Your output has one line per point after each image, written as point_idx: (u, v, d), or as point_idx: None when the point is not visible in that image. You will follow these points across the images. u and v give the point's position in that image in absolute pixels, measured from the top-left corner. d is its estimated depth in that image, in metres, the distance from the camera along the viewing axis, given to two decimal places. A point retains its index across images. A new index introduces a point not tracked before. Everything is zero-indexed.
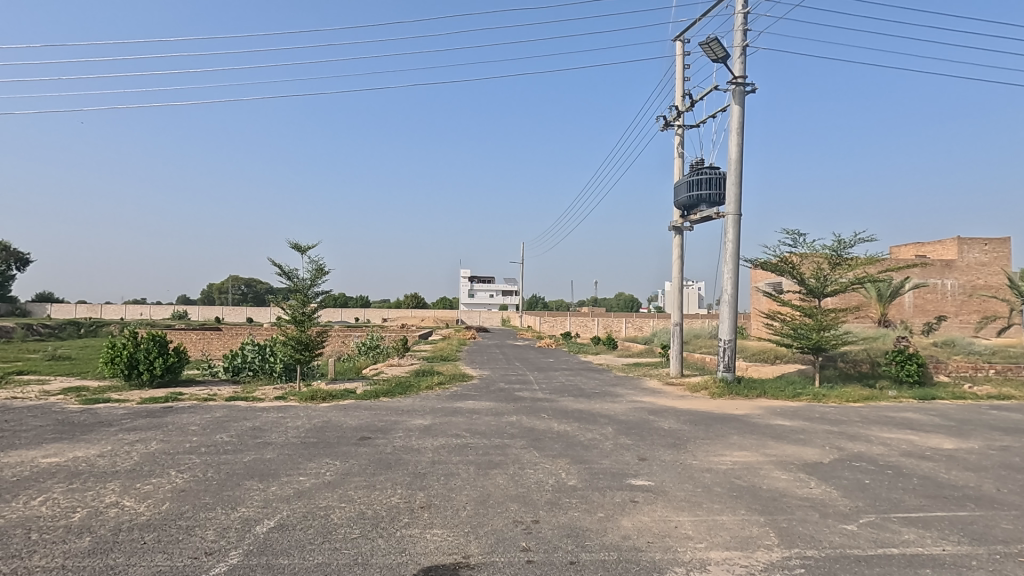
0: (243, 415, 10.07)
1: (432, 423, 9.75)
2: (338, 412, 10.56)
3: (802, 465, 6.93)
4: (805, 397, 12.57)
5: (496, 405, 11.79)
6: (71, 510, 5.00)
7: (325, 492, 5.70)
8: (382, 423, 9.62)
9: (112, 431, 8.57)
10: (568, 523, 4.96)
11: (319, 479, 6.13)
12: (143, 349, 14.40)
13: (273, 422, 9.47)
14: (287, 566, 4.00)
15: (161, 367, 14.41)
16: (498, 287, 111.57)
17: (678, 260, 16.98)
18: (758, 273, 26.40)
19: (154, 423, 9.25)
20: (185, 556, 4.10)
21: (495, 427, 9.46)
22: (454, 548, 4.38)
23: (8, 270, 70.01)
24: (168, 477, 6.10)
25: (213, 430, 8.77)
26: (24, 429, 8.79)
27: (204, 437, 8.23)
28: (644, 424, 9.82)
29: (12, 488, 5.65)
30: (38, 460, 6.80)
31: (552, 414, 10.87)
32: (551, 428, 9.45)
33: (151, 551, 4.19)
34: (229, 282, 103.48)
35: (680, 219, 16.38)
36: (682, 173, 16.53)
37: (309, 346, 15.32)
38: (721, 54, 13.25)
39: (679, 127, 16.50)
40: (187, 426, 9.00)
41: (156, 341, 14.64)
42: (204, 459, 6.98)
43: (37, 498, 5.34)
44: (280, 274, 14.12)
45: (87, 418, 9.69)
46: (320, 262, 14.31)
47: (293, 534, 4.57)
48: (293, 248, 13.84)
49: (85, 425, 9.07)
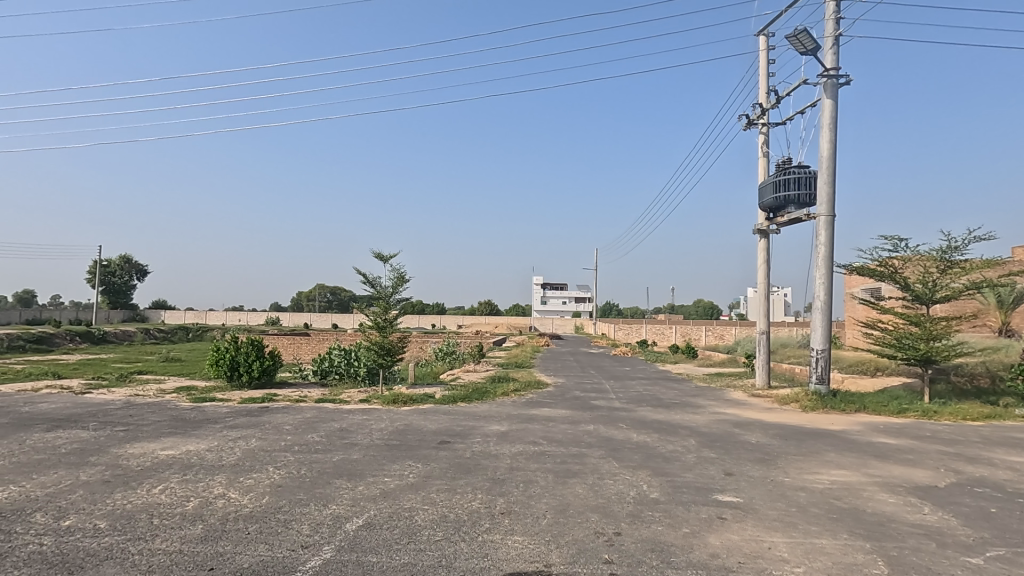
0: (331, 416, 10.64)
1: (509, 429, 9.83)
2: (418, 416, 10.90)
3: (912, 489, 6.30)
4: (912, 413, 11.47)
5: (571, 413, 11.69)
6: (186, 499, 5.49)
7: (410, 493, 5.89)
8: (461, 428, 9.83)
9: (217, 428, 9.34)
10: (651, 537, 4.81)
11: (403, 480, 6.36)
12: (243, 352, 15.62)
13: (358, 423, 9.94)
14: (376, 564, 4.15)
15: (259, 369, 15.55)
16: (571, 295, 111.07)
17: (763, 265, 16.19)
18: (854, 278, 24.70)
19: (252, 421, 9.98)
20: (285, 548, 4.37)
21: (572, 435, 9.37)
22: (536, 556, 4.37)
23: (129, 280, 78.03)
24: (267, 473, 6.55)
25: (305, 429, 9.34)
26: (145, 423, 9.78)
27: (297, 435, 8.79)
28: (728, 437, 9.37)
29: (136, 476, 6.31)
30: (157, 452, 7.50)
31: (631, 423, 10.61)
32: (630, 438, 9.23)
33: (255, 540, 4.50)
34: (317, 290, 110.13)
35: (766, 222, 15.57)
36: (768, 173, 15.68)
37: (391, 351, 16.01)
38: (811, 45, 12.50)
39: (763, 125, 15.70)
40: (281, 426, 9.61)
41: (254, 345, 15.86)
42: (297, 456, 7.44)
43: (157, 486, 5.92)
44: (364, 282, 14.91)
45: (196, 415, 10.59)
46: (401, 270, 14.98)
47: (380, 534, 4.75)
48: (376, 257, 14.61)
49: (195, 422, 9.94)
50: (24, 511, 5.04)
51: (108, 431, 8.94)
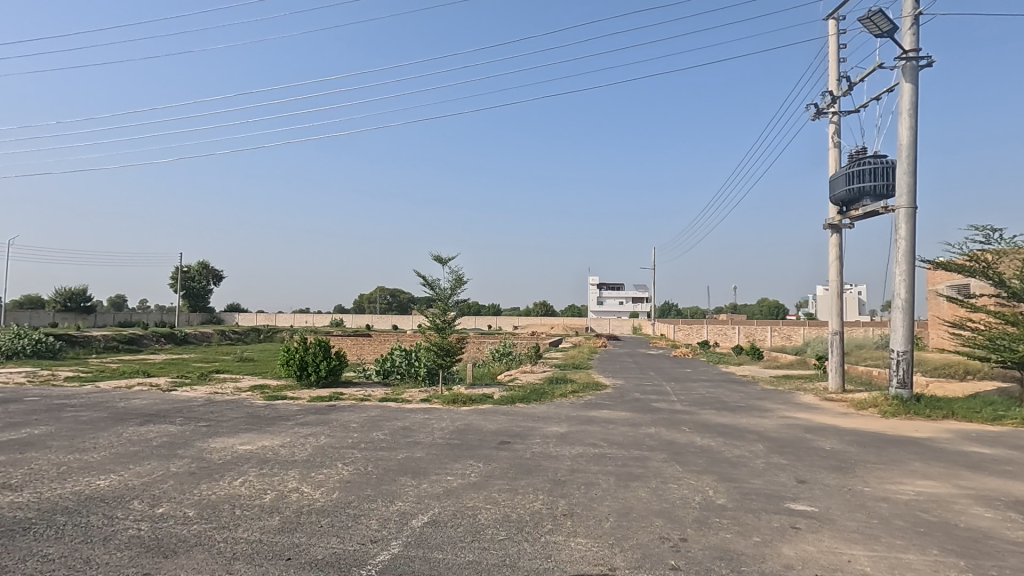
0: (394, 415, 10.96)
1: (568, 431, 9.78)
2: (478, 416, 11.05)
3: (1012, 503, 5.78)
4: (1009, 421, 10.53)
5: (631, 416, 11.49)
6: (264, 491, 5.80)
7: (472, 492, 5.98)
8: (520, 428, 9.87)
9: (289, 425, 9.83)
10: (719, 544, 4.66)
11: (465, 479, 6.46)
12: (311, 352, 16.35)
13: (420, 423, 10.18)
14: (442, 560, 4.24)
15: (326, 368, 16.23)
16: (628, 295, 109.18)
17: (836, 262, 15.33)
18: (938, 274, 22.95)
19: (321, 419, 10.43)
20: (356, 541, 4.54)
21: (633, 438, 9.21)
22: (600, 559, 4.33)
23: (207, 285, 83.31)
24: (337, 469, 6.83)
25: (370, 427, 9.66)
26: (224, 419, 10.43)
27: (363, 433, 9.10)
28: (800, 443, 8.92)
29: (219, 469, 6.73)
30: (236, 446, 7.98)
31: (694, 427, 10.30)
32: (693, 442, 8.98)
33: (328, 533, 4.70)
34: (377, 292, 113.62)
35: (838, 217, 14.75)
36: (840, 164, 14.85)
37: (450, 352, 16.32)
38: (886, 27, 11.73)
39: (833, 114, 14.88)
40: (348, 423, 9.98)
41: (321, 345, 16.57)
42: (364, 453, 7.70)
43: (238, 478, 6.29)
44: (424, 284, 15.29)
45: (270, 412, 11.17)
46: (459, 271, 15.25)
47: (445, 531, 4.85)
48: (435, 259, 14.95)
49: (269, 419, 10.50)
50: (124, 499, 5.49)
51: (193, 426, 9.59)
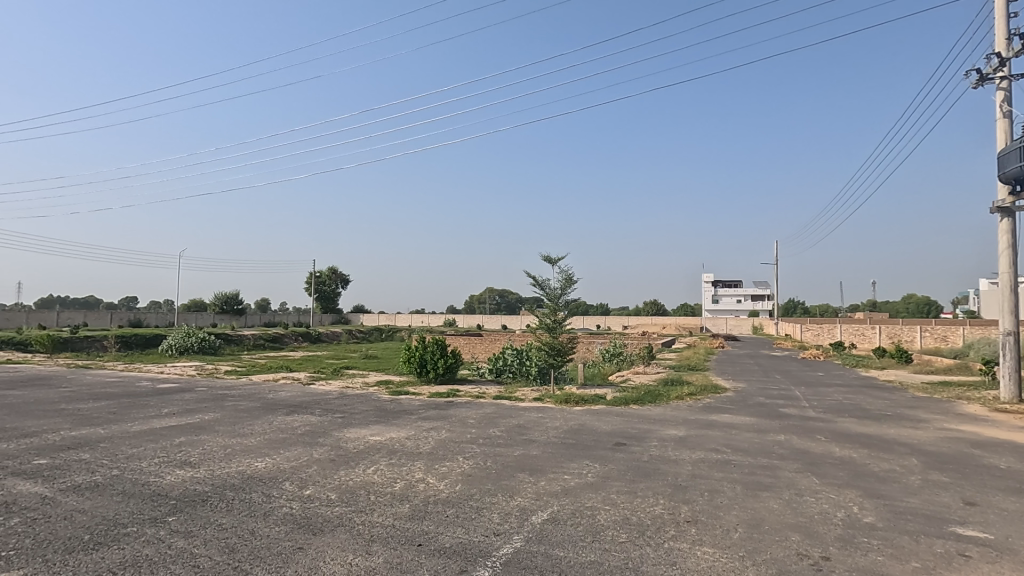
0: (509, 412, 11.22)
1: (687, 435, 9.38)
2: (591, 416, 10.97)
3: None
4: None
5: (756, 421, 10.75)
6: (394, 480, 6.22)
7: (590, 492, 5.94)
8: (636, 430, 9.64)
9: (413, 419, 10.44)
10: (868, 566, 4.21)
11: (583, 479, 6.44)
12: (430, 351, 17.25)
13: (535, 421, 10.33)
14: (564, 558, 4.27)
15: (443, 366, 17.00)
16: (747, 292, 102.36)
17: (1008, 251, 13.18)
18: None
19: (441, 414, 10.96)
20: (480, 533, 4.71)
21: (760, 445, 8.61)
22: (729, 571, 4.10)
23: (336, 288, 91.18)
24: (458, 462, 7.14)
25: (487, 424, 9.98)
26: (357, 411, 11.33)
27: (480, 429, 9.42)
28: (966, 459, 7.78)
29: (355, 457, 7.33)
30: (368, 437, 8.64)
31: (831, 436, 9.40)
32: (831, 452, 8.19)
33: (454, 523, 4.93)
34: (487, 292, 117.03)
35: (1010, 198, 12.67)
36: (1011, 137, 12.76)
37: (562, 352, 16.43)
38: None
39: (1002, 79, 12.81)
40: (466, 419, 10.38)
41: (439, 344, 17.41)
42: (483, 449, 7.97)
43: (371, 466, 6.81)
44: (535, 284, 15.51)
45: (395, 406, 11.96)
46: (569, 271, 15.27)
47: (565, 529, 4.86)
48: (546, 260, 15.10)
49: (395, 412, 11.24)
50: (278, 479, 6.17)
51: (330, 417, 10.54)
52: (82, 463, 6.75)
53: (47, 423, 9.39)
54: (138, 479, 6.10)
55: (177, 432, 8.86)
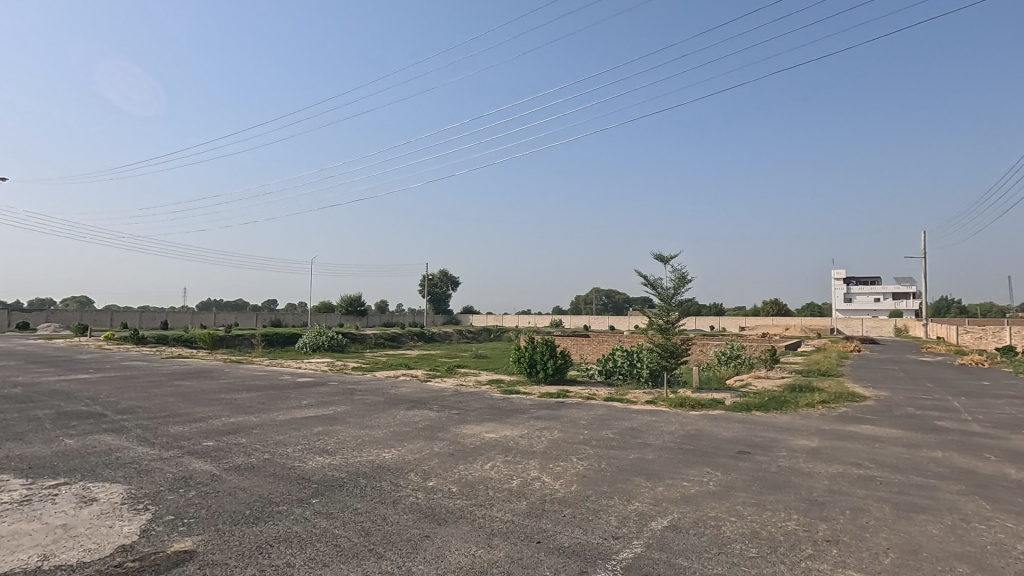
0: (621, 414, 11.01)
1: (821, 446, 8.57)
2: (710, 422, 10.43)
3: None
4: None
5: (905, 435, 9.57)
6: (511, 477, 6.36)
7: (713, 501, 5.64)
8: (761, 439, 9.00)
9: (525, 417, 10.61)
10: None
11: (704, 487, 6.14)
12: (539, 351, 17.44)
13: (649, 424, 10.03)
14: (687, 568, 4.09)
15: (552, 366, 17.11)
16: (886, 290, 91.53)
17: None
18: None
19: (553, 414, 11.02)
20: (598, 535, 4.66)
21: (911, 461, 7.65)
22: None
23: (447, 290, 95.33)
24: (572, 462, 7.13)
25: (599, 425, 9.86)
26: (472, 409, 11.75)
27: (593, 431, 9.33)
28: None
29: (472, 452, 7.60)
30: (483, 434, 8.91)
31: (1004, 455, 8.10)
32: (1004, 474, 7.06)
33: (572, 523, 4.92)
34: (593, 293, 115.69)
35: None
36: None
37: (675, 354, 16.09)
38: None
39: None
40: (578, 420, 10.34)
41: (548, 344, 17.54)
42: (596, 450, 7.89)
43: (488, 462, 7.02)
44: (647, 284, 15.08)
45: (508, 405, 12.22)
46: (683, 270, 14.65)
47: (687, 538, 4.66)
48: (658, 259, 14.61)
49: (508, 411, 11.49)
50: (404, 470, 6.57)
51: (448, 413, 11.02)
52: (240, 446, 7.68)
53: (212, 410, 10.81)
54: (285, 463, 6.81)
55: (315, 422, 9.77)
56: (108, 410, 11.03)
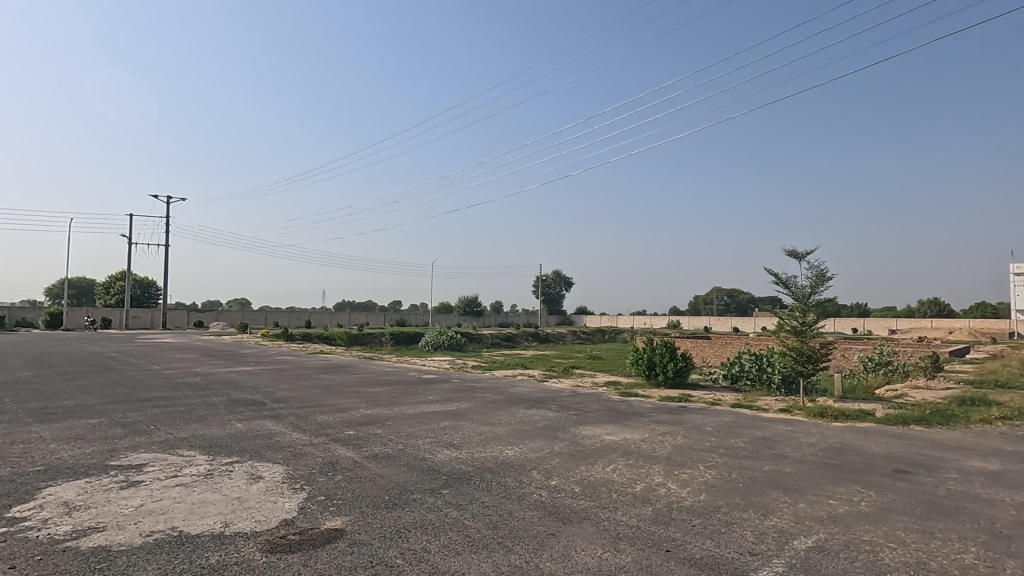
0: (751, 422, 10.29)
1: (1004, 469, 7.34)
2: (858, 435, 9.38)
3: None
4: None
5: None
6: (634, 481, 6.20)
7: (867, 524, 5.06)
8: (922, 457, 7.92)
9: (645, 421, 10.31)
10: None
11: (855, 507, 5.53)
12: (658, 353, 16.87)
13: (784, 435, 9.26)
14: None
15: (673, 369, 16.46)
16: None
17: None
18: None
19: (675, 419, 10.59)
20: (732, 549, 4.40)
21: None
22: None
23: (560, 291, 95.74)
24: (700, 470, 6.79)
25: (727, 433, 9.29)
26: (590, 410, 11.67)
27: (720, 438, 8.82)
28: None
29: (592, 454, 7.54)
30: (603, 436, 8.80)
31: None
32: None
33: (702, 534, 4.69)
34: (715, 292, 109.44)
35: None
36: None
37: (813, 359, 14.78)
38: None
39: None
40: (703, 426, 9.84)
41: (668, 346, 16.91)
42: (725, 459, 7.45)
43: (610, 465, 6.92)
44: (778, 283, 13.98)
45: (627, 408, 11.96)
46: (821, 267, 13.36)
47: (838, 562, 4.23)
48: (791, 256, 13.47)
49: (627, 413, 11.25)
50: (526, 467, 6.70)
51: (566, 413, 11.04)
52: (376, 436, 8.32)
53: (351, 402, 11.84)
54: (416, 454, 7.26)
55: (440, 417, 10.30)
56: (267, 398, 12.53)
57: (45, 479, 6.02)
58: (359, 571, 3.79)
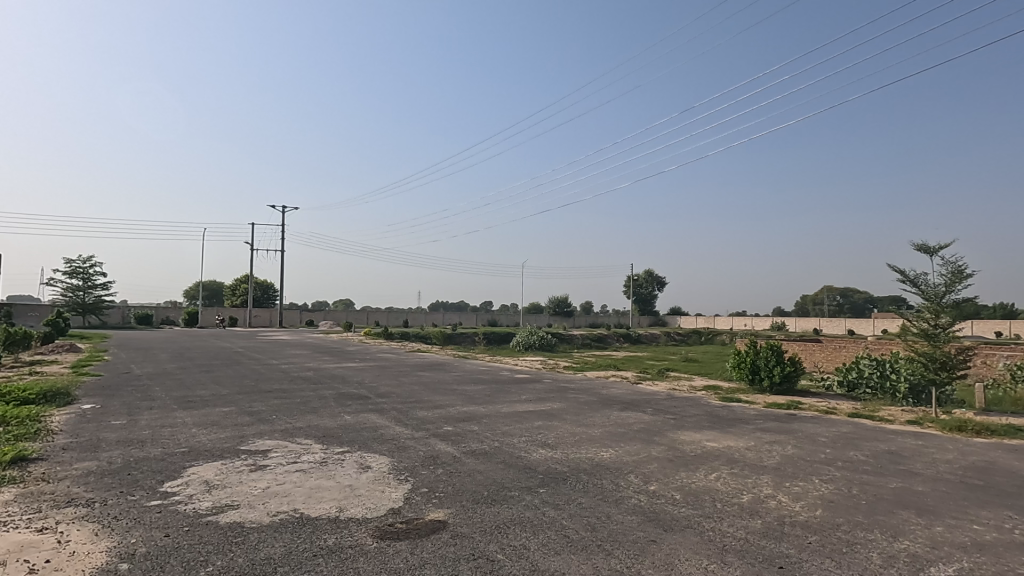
0: (874, 434, 9.36)
1: None
2: (1006, 453, 8.23)
3: None
4: None
5: None
6: (740, 491, 5.87)
7: (1023, 555, 4.42)
8: None
9: (750, 428, 9.72)
10: None
11: (1005, 535, 4.86)
12: (762, 357, 15.86)
13: (914, 449, 8.34)
14: None
15: (779, 374, 15.40)
16: None
17: None
18: None
19: (784, 427, 9.89)
20: (856, 572, 4.02)
21: None
22: None
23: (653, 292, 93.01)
24: (814, 484, 6.28)
25: (845, 445, 8.53)
26: (688, 415, 11.21)
27: (837, 450, 8.11)
28: None
29: (693, 460, 7.23)
30: (704, 442, 8.42)
31: None
32: None
33: (820, 553, 4.34)
34: (826, 292, 100.94)
35: None
36: None
37: (948, 365, 13.22)
38: None
39: None
40: (816, 436, 9.10)
41: (773, 350, 15.86)
42: (844, 473, 6.83)
43: (712, 473, 6.60)
44: (905, 281, 12.65)
45: (729, 413, 11.35)
46: (958, 264, 11.90)
47: None
48: (921, 252, 12.14)
49: (729, 419, 10.67)
50: (623, 471, 6.57)
51: (663, 417, 10.69)
52: (473, 433, 8.55)
53: (448, 399, 12.26)
54: (513, 452, 7.37)
55: (534, 416, 10.37)
56: (371, 393, 13.31)
57: (190, 459, 6.81)
58: (461, 563, 3.91)
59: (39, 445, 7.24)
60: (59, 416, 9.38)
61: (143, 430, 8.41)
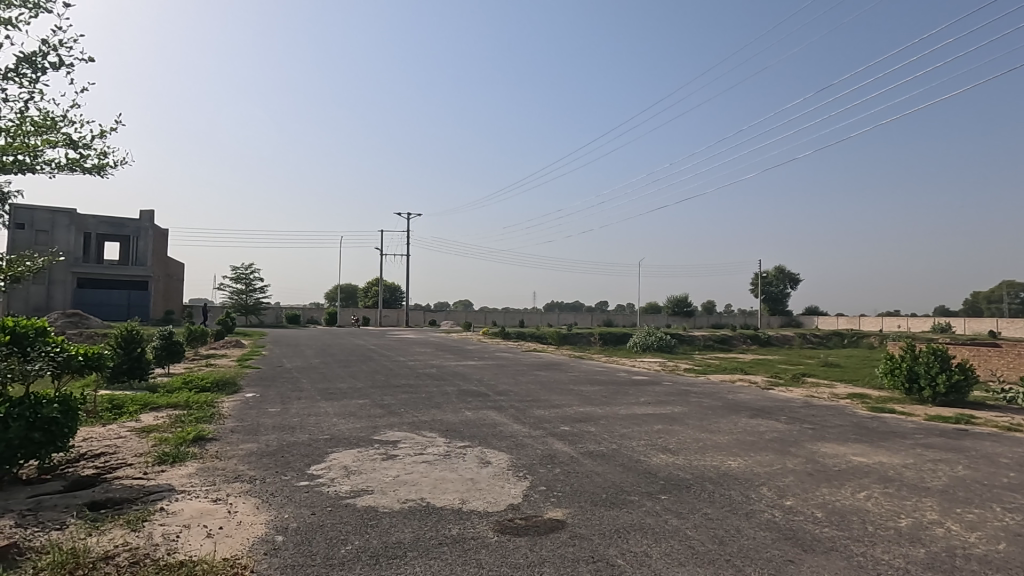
0: None
1: None
2: None
3: None
4: None
5: None
6: (898, 515, 5.17)
7: None
8: None
9: (908, 444, 8.55)
10: None
11: None
12: (922, 362, 13.89)
13: None
14: None
15: (945, 383, 13.39)
16: None
17: None
18: None
19: (952, 444, 8.57)
20: None
21: None
22: None
23: (785, 289, 85.67)
24: (995, 512, 5.36)
25: None
26: (830, 425, 10.13)
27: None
28: None
29: (838, 476, 6.52)
30: (849, 456, 7.55)
31: None
32: None
33: None
34: (1006, 288, 85.91)
35: None
36: None
37: None
38: None
39: None
40: (996, 457, 7.76)
41: (936, 355, 13.81)
42: None
43: (861, 491, 5.89)
44: None
45: (880, 425, 10.09)
46: None
47: None
48: None
49: (881, 432, 9.47)
50: (754, 482, 6.10)
51: (799, 427, 9.79)
52: (591, 434, 8.46)
53: (565, 399, 12.27)
54: (632, 455, 7.17)
55: (654, 419, 10.03)
56: (490, 391, 13.72)
57: (332, 446, 7.50)
58: (581, 564, 3.87)
59: (213, 427, 8.42)
60: (229, 402, 10.87)
61: (294, 418, 9.43)
